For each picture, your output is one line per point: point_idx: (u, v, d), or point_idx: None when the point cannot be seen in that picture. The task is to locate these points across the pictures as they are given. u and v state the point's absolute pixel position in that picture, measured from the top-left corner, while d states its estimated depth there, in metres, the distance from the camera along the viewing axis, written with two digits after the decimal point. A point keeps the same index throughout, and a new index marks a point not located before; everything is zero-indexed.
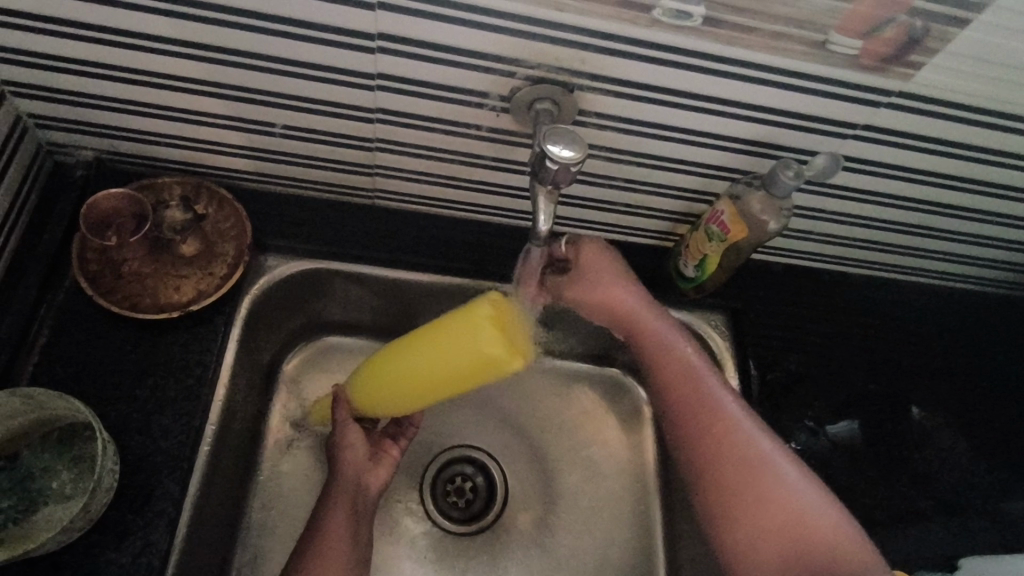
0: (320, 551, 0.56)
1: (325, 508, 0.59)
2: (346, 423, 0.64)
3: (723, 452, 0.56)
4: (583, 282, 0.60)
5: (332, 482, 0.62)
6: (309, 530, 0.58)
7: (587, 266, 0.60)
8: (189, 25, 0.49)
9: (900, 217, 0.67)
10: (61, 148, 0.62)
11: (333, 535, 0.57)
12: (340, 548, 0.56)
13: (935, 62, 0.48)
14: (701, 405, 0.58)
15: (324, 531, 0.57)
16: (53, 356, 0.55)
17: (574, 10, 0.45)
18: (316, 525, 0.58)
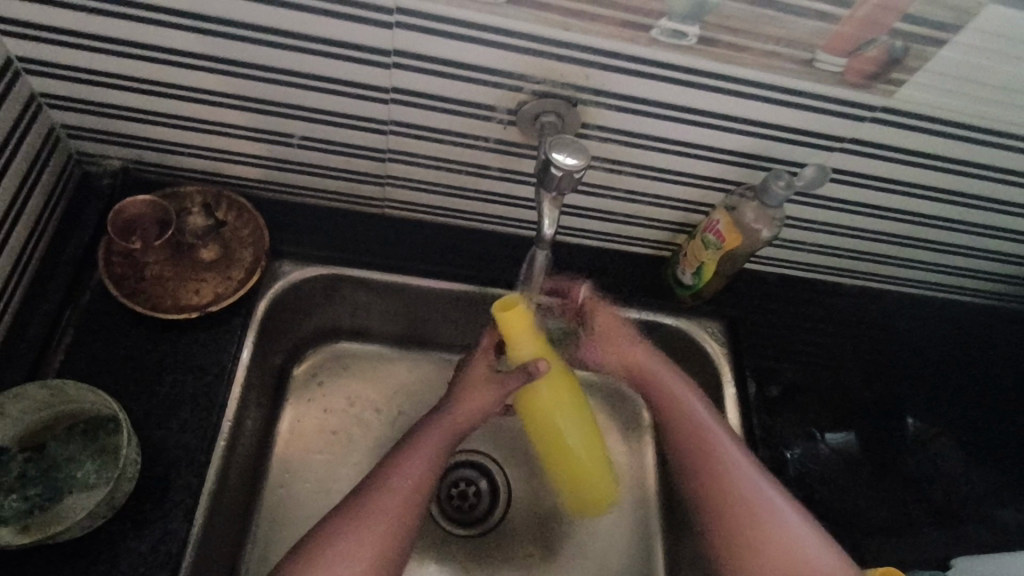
0: (385, 498, 0.56)
1: (410, 456, 0.59)
2: (477, 375, 0.65)
3: (714, 476, 0.59)
4: (603, 336, 0.69)
5: (431, 425, 0.62)
6: (381, 468, 0.58)
7: (602, 325, 0.69)
8: (220, 42, 0.52)
9: (890, 229, 0.70)
10: (89, 158, 0.65)
11: (405, 492, 0.57)
12: (403, 504, 0.56)
13: (915, 80, 0.51)
14: (695, 438, 0.61)
15: (397, 482, 0.57)
16: (78, 354, 0.58)
17: (578, 30, 0.49)
18: (392, 468, 0.58)
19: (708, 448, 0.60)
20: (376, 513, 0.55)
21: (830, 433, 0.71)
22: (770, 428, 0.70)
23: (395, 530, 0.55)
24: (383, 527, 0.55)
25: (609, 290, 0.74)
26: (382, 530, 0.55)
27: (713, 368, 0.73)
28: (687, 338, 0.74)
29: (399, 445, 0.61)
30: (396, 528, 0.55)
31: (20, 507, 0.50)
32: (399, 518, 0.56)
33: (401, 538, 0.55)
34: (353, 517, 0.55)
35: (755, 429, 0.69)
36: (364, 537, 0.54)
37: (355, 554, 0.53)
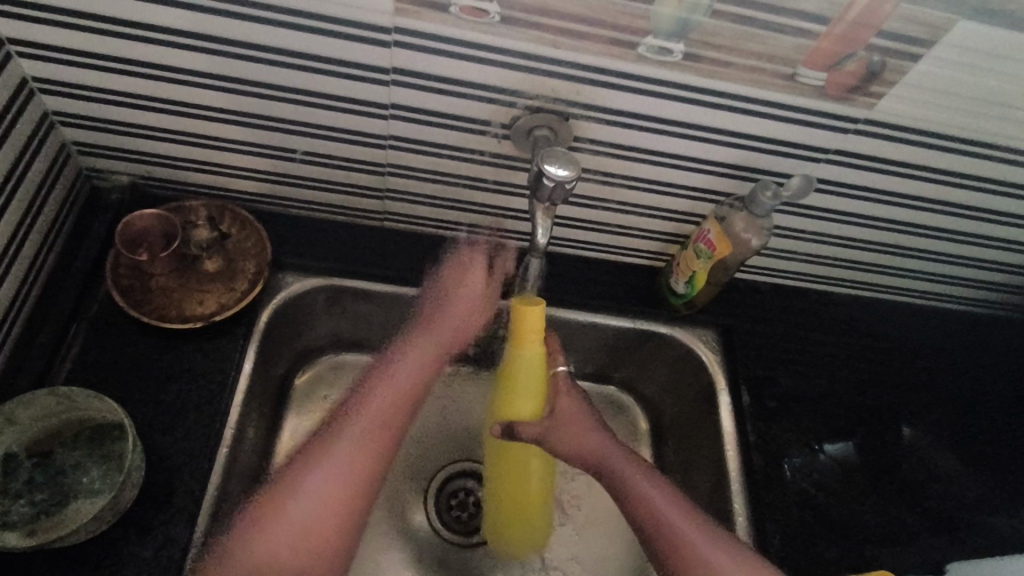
0: (357, 432, 0.57)
1: (399, 359, 0.63)
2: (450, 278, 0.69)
3: (680, 548, 0.55)
4: (562, 425, 0.62)
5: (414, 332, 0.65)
6: (348, 402, 0.59)
7: (561, 411, 0.63)
8: (226, 62, 0.54)
9: (879, 238, 0.72)
10: (98, 173, 0.67)
11: (396, 394, 0.61)
12: (393, 409, 0.60)
13: (895, 93, 0.53)
14: (654, 512, 0.57)
15: (380, 395, 0.60)
16: (86, 363, 0.60)
17: (568, 48, 0.51)
18: (365, 399, 0.59)
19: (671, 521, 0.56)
20: (346, 446, 0.56)
21: (830, 444, 0.72)
22: (765, 434, 0.71)
23: (374, 455, 0.56)
24: (355, 458, 0.56)
25: (604, 299, 0.75)
26: (353, 463, 0.55)
27: (708, 376, 0.74)
28: (680, 346, 0.75)
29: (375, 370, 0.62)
30: (382, 441, 0.57)
31: (26, 512, 0.51)
32: (383, 433, 0.58)
33: (385, 455, 0.57)
34: (319, 450, 0.56)
35: (750, 434, 0.70)
36: (333, 479, 0.54)
37: (325, 487, 0.54)
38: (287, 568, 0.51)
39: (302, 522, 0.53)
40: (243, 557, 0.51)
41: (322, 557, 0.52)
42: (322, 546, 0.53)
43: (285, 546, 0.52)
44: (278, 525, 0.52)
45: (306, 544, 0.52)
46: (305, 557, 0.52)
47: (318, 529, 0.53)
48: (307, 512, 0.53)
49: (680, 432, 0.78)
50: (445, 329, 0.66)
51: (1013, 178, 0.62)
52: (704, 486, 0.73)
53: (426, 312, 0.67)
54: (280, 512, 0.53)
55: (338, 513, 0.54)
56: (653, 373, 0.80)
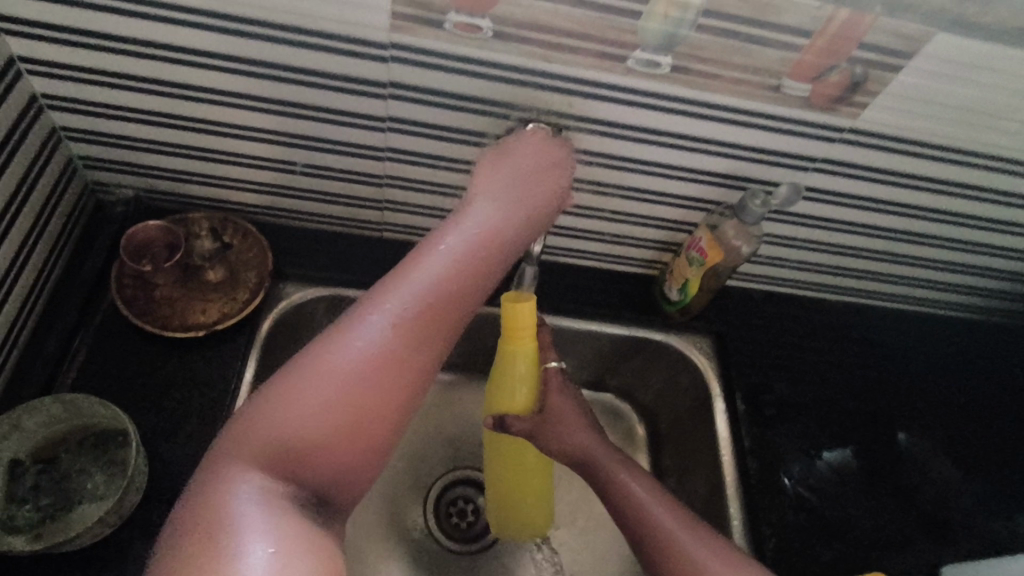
0: (415, 303, 0.48)
1: (477, 220, 0.53)
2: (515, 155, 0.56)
3: (662, 539, 0.55)
4: (552, 422, 0.63)
5: (487, 197, 0.55)
6: (406, 266, 0.50)
7: (554, 408, 0.64)
8: (230, 77, 0.56)
9: (868, 245, 0.73)
10: (103, 187, 0.69)
11: (473, 260, 0.51)
12: (461, 281, 0.50)
13: (877, 103, 0.55)
14: (636, 505, 0.57)
15: (449, 259, 0.50)
16: (91, 371, 0.61)
17: (560, 62, 0.52)
18: (427, 264, 0.50)
19: (651, 514, 0.56)
20: (402, 321, 0.47)
21: (828, 452, 0.73)
22: (760, 439, 0.72)
23: (432, 337, 0.48)
24: (411, 336, 0.47)
25: (600, 307, 0.77)
26: (408, 342, 0.47)
27: (704, 385, 0.75)
28: (677, 353, 0.76)
29: (443, 229, 0.53)
30: (446, 315, 0.49)
31: (31, 517, 0.52)
32: (446, 306, 0.49)
33: (445, 333, 0.49)
34: (372, 321, 0.47)
35: (745, 439, 0.71)
36: (354, 386, 0.45)
37: (352, 393, 0.44)
38: (323, 453, 0.44)
39: (343, 404, 0.44)
40: (274, 429, 0.43)
41: (361, 452, 0.45)
42: (361, 438, 0.45)
43: (323, 427, 0.44)
44: (316, 402, 0.44)
45: (344, 433, 0.44)
46: (341, 449, 0.44)
47: (361, 418, 0.45)
48: (349, 393, 0.44)
49: (676, 438, 0.79)
50: (518, 207, 0.55)
51: (998, 186, 0.64)
52: (701, 491, 0.73)
53: (493, 183, 0.56)
54: (321, 389, 0.44)
55: (383, 403, 0.45)
56: (650, 379, 0.81)
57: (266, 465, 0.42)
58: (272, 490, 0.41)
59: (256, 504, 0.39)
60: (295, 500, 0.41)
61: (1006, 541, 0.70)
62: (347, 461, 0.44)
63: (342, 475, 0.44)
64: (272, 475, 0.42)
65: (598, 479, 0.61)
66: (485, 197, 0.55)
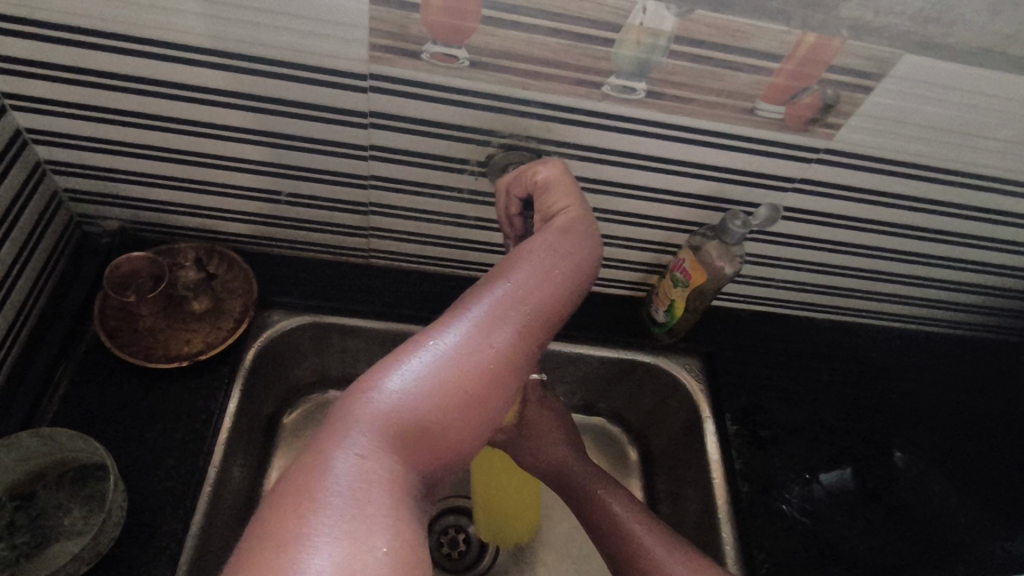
0: (531, 288, 0.45)
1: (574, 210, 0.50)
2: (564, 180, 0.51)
3: (636, 550, 0.56)
4: (527, 433, 0.66)
5: (560, 198, 0.51)
6: (515, 256, 0.47)
7: (530, 419, 0.66)
8: (214, 110, 0.57)
9: (853, 263, 0.73)
10: (89, 220, 0.69)
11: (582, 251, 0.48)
12: (573, 271, 0.47)
13: (851, 124, 0.55)
14: (611, 519, 0.59)
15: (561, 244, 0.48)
16: (72, 405, 0.60)
17: (536, 89, 0.53)
18: (540, 250, 0.47)
19: (626, 528, 0.58)
20: (524, 303, 0.44)
21: (824, 473, 0.72)
22: (751, 461, 0.71)
23: (540, 330, 0.45)
24: (525, 322, 0.44)
25: (588, 329, 0.76)
26: (522, 330, 0.44)
27: (693, 406, 0.75)
28: (664, 374, 0.76)
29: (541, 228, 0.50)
30: (556, 308, 0.46)
31: (6, 556, 0.51)
32: (559, 296, 0.46)
33: (548, 328, 0.46)
34: (487, 303, 0.44)
35: (736, 461, 0.71)
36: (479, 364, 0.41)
37: (475, 371, 0.41)
38: (434, 437, 0.39)
39: (459, 384, 0.40)
40: (384, 401, 0.38)
41: (463, 441, 0.41)
42: (470, 425, 0.41)
43: (437, 405, 0.39)
44: (433, 377, 0.39)
45: (456, 417, 0.40)
46: (448, 434, 0.40)
47: (474, 403, 0.40)
48: (468, 373, 0.40)
49: (667, 461, 0.78)
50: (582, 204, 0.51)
51: (977, 203, 0.64)
52: (694, 514, 0.72)
53: (555, 185, 0.51)
54: (440, 367, 0.40)
55: (494, 390, 0.41)
56: (641, 402, 0.80)
57: (373, 445, 0.36)
58: (375, 473, 0.35)
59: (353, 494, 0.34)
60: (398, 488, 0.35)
61: (1003, 562, 0.69)
62: (448, 450, 0.40)
63: (439, 466, 0.40)
64: (382, 457, 0.36)
65: (579, 496, 0.63)
66: (558, 198, 0.51)
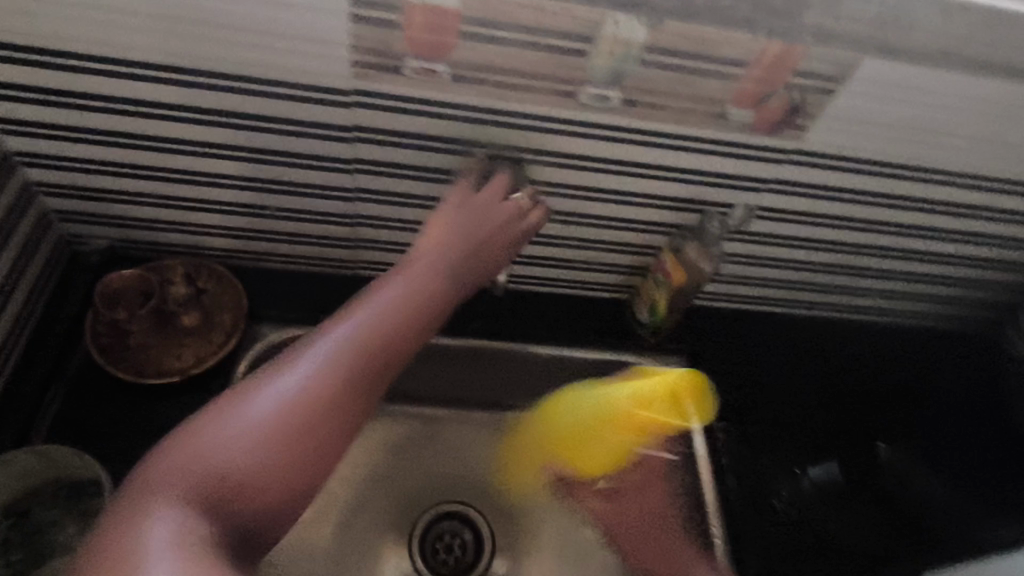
0: (363, 330, 0.47)
1: (430, 246, 0.55)
2: (505, 215, 0.58)
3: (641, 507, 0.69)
4: (614, 508, 0.69)
5: (436, 227, 0.56)
6: (361, 296, 0.50)
7: (625, 488, 0.69)
8: (200, 128, 0.58)
9: (827, 260, 0.75)
10: (78, 239, 0.70)
11: (424, 292, 0.51)
12: (412, 306, 0.50)
13: (818, 126, 0.58)
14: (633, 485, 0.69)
15: (404, 287, 0.51)
16: (65, 421, 0.62)
17: (516, 100, 0.55)
18: (384, 290, 0.50)
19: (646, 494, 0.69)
20: (353, 344, 0.46)
21: (810, 468, 0.74)
22: (737, 459, 0.73)
23: (375, 370, 0.47)
24: (353, 360, 0.46)
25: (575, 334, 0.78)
26: (352, 368, 0.46)
27: None
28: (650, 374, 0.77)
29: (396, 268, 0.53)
30: (393, 343, 0.48)
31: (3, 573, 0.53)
32: (394, 331, 0.48)
33: (390, 363, 0.48)
34: (319, 348, 0.46)
35: (722, 458, 0.73)
36: (295, 405, 0.43)
37: (292, 414, 0.43)
38: (254, 487, 0.41)
39: (274, 431, 0.42)
40: (202, 457, 0.40)
41: (289, 485, 0.42)
42: (295, 468, 0.42)
43: (254, 458, 0.41)
44: (257, 425, 0.42)
45: (275, 466, 0.41)
46: (267, 483, 0.41)
47: (290, 450, 0.42)
48: (285, 420, 0.42)
49: None
50: (455, 236, 0.56)
51: (942, 197, 0.67)
52: None
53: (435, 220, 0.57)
54: (256, 420, 0.42)
55: (319, 429, 0.43)
56: None
57: (182, 502, 0.38)
58: (187, 535, 0.36)
59: (176, 544, 0.35)
60: (211, 536, 0.37)
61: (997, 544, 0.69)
62: (276, 494, 0.41)
63: (265, 513, 0.41)
64: (190, 514, 0.38)
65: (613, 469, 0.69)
66: (431, 230, 0.56)
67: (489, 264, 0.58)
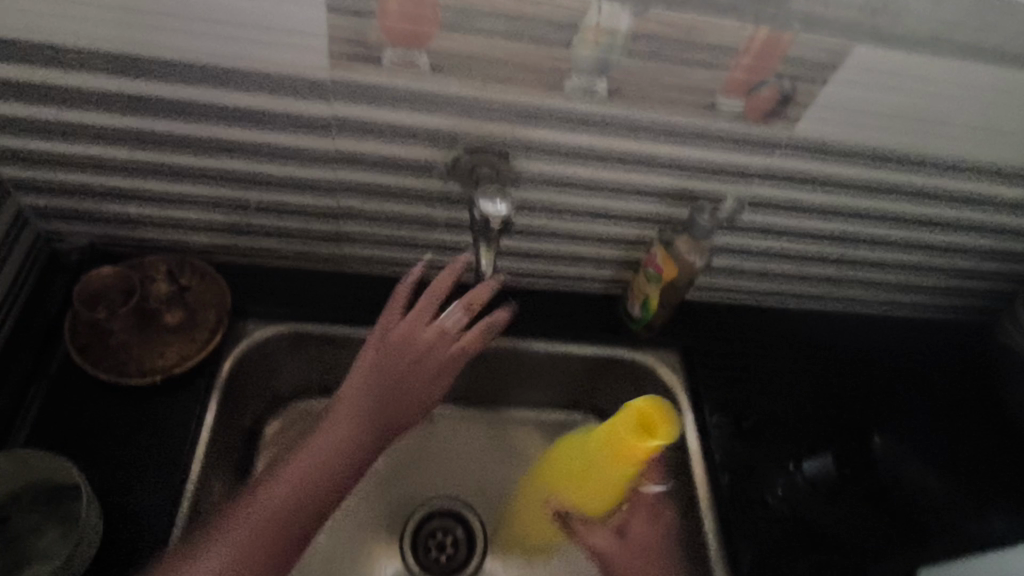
0: (287, 496, 0.54)
1: (345, 409, 0.58)
2: (440, 326, 0.61)
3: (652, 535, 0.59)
4: (630, 553, 0.57)
5: (353, 396, 0.58)
6: (271, 472, 0.55)
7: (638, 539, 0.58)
8: (177, 122, 0.57)
9: (820, 252, 0.74)
10: (58, 237, 0.69)
11: (344, 458, 0.56)
12: (342, 461, 0.56)
13: (810, 115, 0.56)
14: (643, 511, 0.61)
15: (324, 441, 0.56)
16: (44, 423, 0.60)
17: (499, 91, 0.54)
18: (305, 452, 0.56)
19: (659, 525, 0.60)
20: (291, 496, 0.54)
21: (805, 461, 0.72)
22: (732, 453, 0.72)
23: (298, 526, 0.54)
24: (264, 528, 0.52)
25: (566, 328, 0.76)
26: (258, 537, 0.52)
27: (671, 399, 0.75)
28: (640, 368, 0.76)
29: (299, 447, 0.56)
30: (329, 488, 0.55)
31: None
32: (334, 473, 0.56)
33: (318, 523, 0.55)
34: (218, 535, 0.52)
35: (717, 453, 0.71)
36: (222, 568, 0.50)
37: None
38: None
39: None
40: None
41: None
42: None
43: None
44: None
45: None
46: None
47: None
48: None
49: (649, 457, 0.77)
50: (371, 401, 0.58)
51: (937, 186, 0.65)
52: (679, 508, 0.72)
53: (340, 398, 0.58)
54: (231, 552, 0.51)
55: None
56: (623, 401, 0.80)
57: None
58: None
59: None
60: None
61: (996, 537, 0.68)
62: None
63: None
64: None
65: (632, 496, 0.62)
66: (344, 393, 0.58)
67: (425, 391, 0.61)
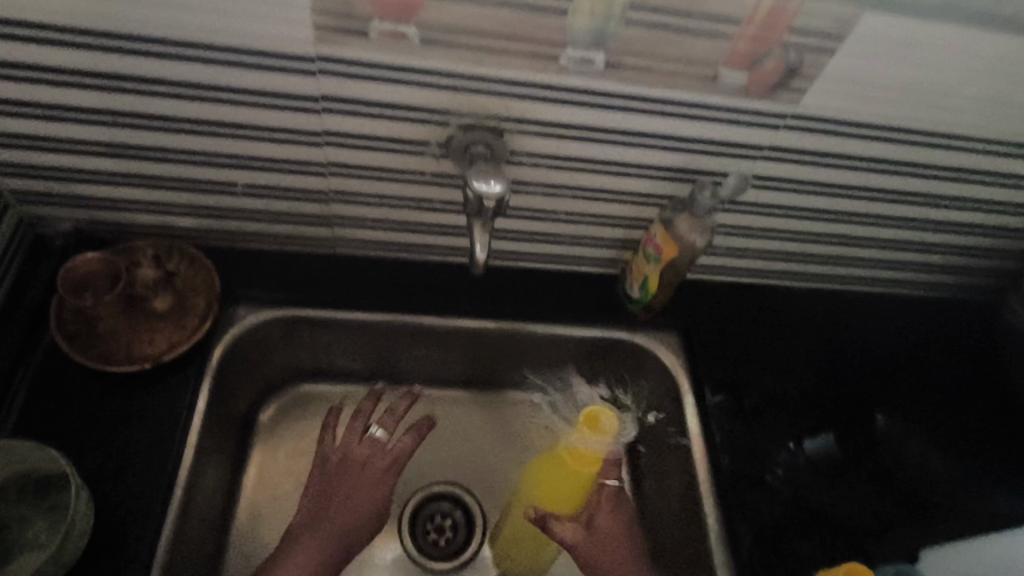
0: None
1: (310, 514, 0.63)
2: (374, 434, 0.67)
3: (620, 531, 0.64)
4: (596, 543, 0.62)
5: (324, 493, 0.64)
6: None
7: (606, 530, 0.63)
8: (157, 100, 0.55)
9: (824, 230, 0.72)
10: (42, 221, 0.67)
11: (317, 557, 0.60)
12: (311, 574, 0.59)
13: (816, 87, 0.54)
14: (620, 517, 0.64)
15: (296, 550, 0.60)
16: (31, 411, 0.59)
17: (491, 64, 0.51)
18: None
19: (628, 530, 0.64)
20: None
21: (806, 440, 0.72)
22: (733, 435, 0.70)
23: None
24: None
25: (564, 310, 0.75)
26: None
27: (671, 381, 0.74)
28: (640, 350, 0.75)
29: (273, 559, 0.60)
30: None
31: None
32: None
33: None
34: None
35: (718, 435, 0.70)
36: None
37: None
38: None
39: None
40: None
41: None
42: None
43: None
44: None
45: None
46: None
47: None
48: None
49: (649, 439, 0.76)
50: (330, 505, 0.63)
51: (945, 161, 0.63)
52: (678, 490, 0.72)
53: (307, 504, 0.63)
54: None
55: None
56: (620, 381, 0.79)
57: None
58: None
59: None
60: None
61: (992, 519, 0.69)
62: None
63: None
64: None
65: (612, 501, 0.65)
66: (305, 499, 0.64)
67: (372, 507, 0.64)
